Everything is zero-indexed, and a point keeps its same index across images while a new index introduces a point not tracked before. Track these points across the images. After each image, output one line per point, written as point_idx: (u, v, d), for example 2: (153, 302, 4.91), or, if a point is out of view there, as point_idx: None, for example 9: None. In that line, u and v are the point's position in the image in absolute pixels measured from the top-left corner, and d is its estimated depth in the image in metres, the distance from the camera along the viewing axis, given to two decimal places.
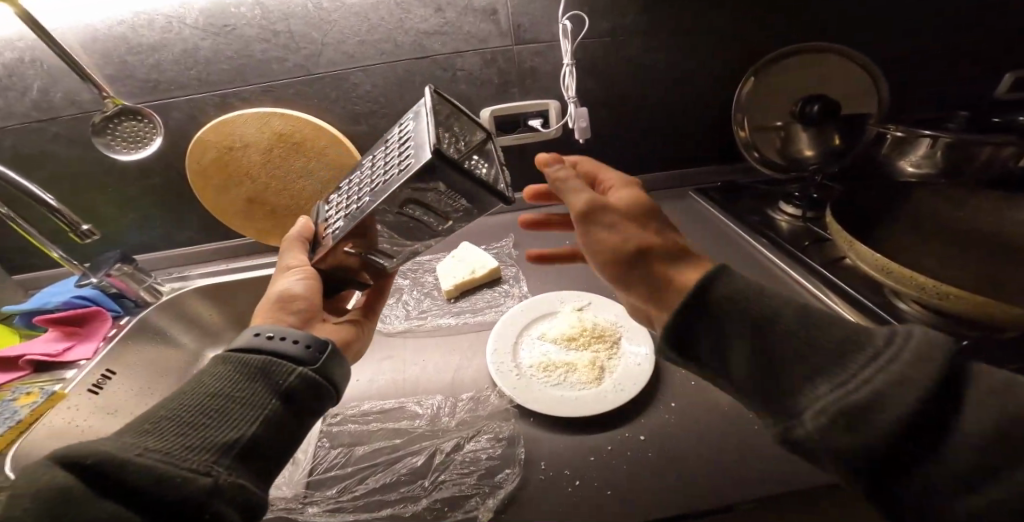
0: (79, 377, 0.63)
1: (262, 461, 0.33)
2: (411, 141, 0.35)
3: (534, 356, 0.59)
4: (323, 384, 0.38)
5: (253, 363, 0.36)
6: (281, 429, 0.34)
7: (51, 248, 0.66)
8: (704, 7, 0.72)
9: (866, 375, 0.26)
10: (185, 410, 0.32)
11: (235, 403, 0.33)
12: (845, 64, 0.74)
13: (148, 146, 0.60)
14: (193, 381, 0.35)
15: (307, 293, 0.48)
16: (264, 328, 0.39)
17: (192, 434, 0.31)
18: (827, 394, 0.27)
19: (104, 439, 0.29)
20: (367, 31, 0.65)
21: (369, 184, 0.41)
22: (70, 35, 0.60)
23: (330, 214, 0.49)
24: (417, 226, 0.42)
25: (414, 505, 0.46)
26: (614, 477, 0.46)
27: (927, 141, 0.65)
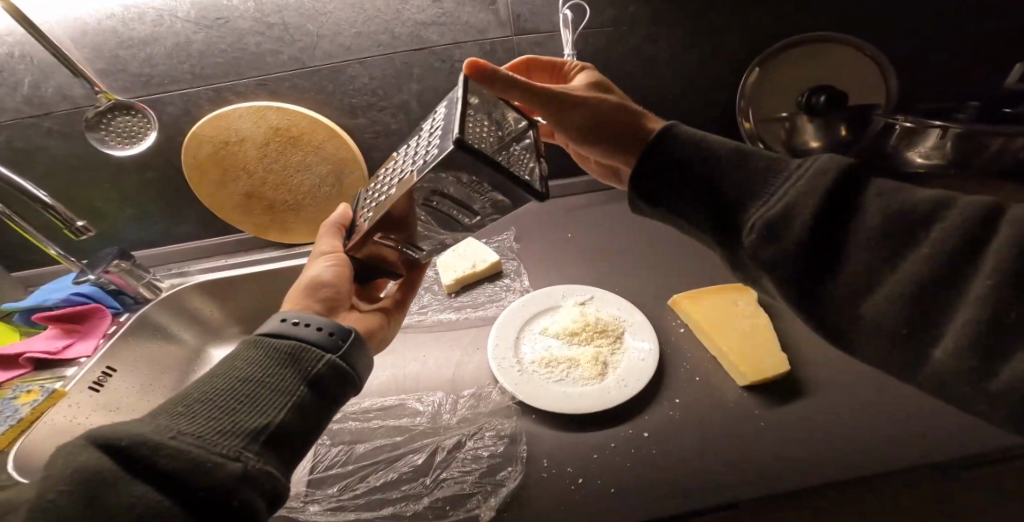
0: (80, 375, 0.63)
1: (289, 447, 0.33)
2: (443, 127, 0.35)
3: (536, 352, 0.59)
4: (348, 373, 0.39)
5: (283, 348, 0.37)
6: (308, 416, 0.35)
7: (48, 246, 0.65)
8: (703, 7, 0.70)
9: (785, 191, 0.30)
10: (216, 395, 0.32)
11: (264, 388, 0.34)
12: (853, 53, 0.73)
13: (142, 141, 0.60)
14: (222, 365, 0.35)
15: (338, 283, 0.49)
16: (295, 314, 0.41)
17: (225, 417, 0.31)
18: (758, 214, 0.31)
19: (136, 422, 0.28)
20: (363, 22, 0.64)
21: (401, 172, 0.41)
22: (59, 29, 0.59)
23: (367, 201, 0.50)
24: (447, 218, 0.41)
25: (415, 504, 0.46)
26: (617, 474, 0.46)
27: (937, 131, 0.62)
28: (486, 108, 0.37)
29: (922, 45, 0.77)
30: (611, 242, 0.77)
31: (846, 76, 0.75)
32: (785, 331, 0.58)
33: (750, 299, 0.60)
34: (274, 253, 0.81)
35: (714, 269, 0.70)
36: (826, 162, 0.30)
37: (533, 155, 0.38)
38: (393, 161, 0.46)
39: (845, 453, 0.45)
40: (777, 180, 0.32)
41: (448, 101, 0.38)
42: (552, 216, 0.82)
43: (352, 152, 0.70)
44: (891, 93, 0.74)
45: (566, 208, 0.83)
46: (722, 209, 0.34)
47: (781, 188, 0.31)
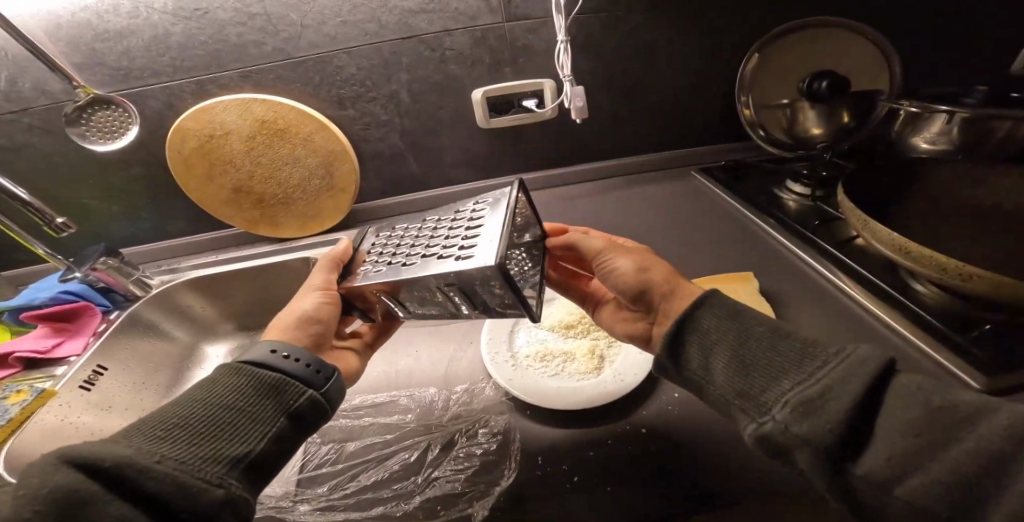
0: (70, 374, 0.61)
1: (267, 475, 0.35)
2: (481, 237, 0.42)
3: (532, 345, 0.58)
4: (329, 406, 0.40)
5: (266, 380, 0.37)
6: (286, 447, 0.36)
7: (34, 244, 0.64)
8: (704, 7, 0.70)
9: (821, 375, 0.31)
10: (196, 420, 0.33)
11: (245, 418, 0.35)
12: (855, 39, 0.71)
13: (123, 136, 0.58)
14: (203, 389, 0.36)
15: (327, 318, 0.49)
16: (285, 345, 0.41)
17: (205, 444, 0.32)
18: (790, 391, 0.32)
19: (118, 443, 0.30)
20: (349, 11, 0.62)
21: (421, 250, 0.46)
22: (33, 23, 0.58)
23: (375, 249, 0.52)
24: (446, 307, 0.47)
25: (407, 504, 0.45)
26: (614, 472, 0.44)
27: (943, 116, 0.62)
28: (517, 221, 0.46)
29: (926, 40, 0.77)
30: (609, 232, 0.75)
31: (849, 61, 0.72)
32: (791, 318, 0.56)
33: (752, 289, 0.59)
34: (267, 248, 0.80)
35: (718, 258, 0.68)
36: (869, 352, 0.31)
37: (531, 271, 0.47)
38: (416, 230, 0.51)
39: None
40: (812, 362, 0.33)
41: (490, 209, 0.46)
42: (548, 208, 0.81)
43: (341, 144, 0.69)
44: (897, 76, 0.71)
45: (562, 200, 0.83)
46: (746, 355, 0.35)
47: (820, 372, 0.31)
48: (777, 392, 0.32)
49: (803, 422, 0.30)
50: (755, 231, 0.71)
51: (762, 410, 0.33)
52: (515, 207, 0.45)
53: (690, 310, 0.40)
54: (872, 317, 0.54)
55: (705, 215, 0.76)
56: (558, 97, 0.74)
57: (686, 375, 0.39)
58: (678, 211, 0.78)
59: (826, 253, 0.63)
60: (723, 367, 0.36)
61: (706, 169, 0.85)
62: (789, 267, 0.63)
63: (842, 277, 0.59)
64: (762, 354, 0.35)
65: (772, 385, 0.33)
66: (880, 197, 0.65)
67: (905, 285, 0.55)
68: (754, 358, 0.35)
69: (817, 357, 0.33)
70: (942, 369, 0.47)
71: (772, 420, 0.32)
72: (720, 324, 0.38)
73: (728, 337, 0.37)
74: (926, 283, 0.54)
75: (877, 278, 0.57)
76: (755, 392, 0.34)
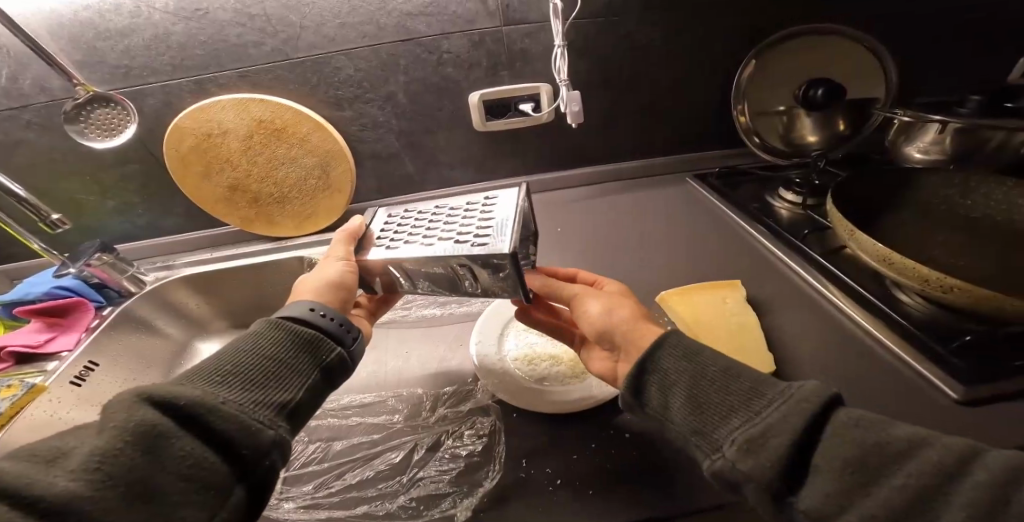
0: (61, 370, 0.61)
1: (304, 423, 0.35)
2: (494, 226, 0.46)
3: (519, 348, 0.58)
4: (352, 365, 0.41)
5: (305, 335, 0.38)
6: (318, 399, 0.37)
7: (30, 240, 0.64)
8: (704, 19, 0.72)
9: (766, 413, 0.30)
10: (247, 367, 0.34)
11: (288, 369, 0.35)
12: (851, 46, 0.70)
13: (122, 134, 0.58)
14: (247, 341, 0.36)
15: (351, 286, 0.47)
16: (323, 306, 0.41)
17: (257, 390, 0.33)
18: (739, 428, 0.31)
19: (180, 384, 0.31)
20: (348, 13, 0.63)
21: (437, 234, 0.48)
22: (34, 21, 0.58)
23: (390, 229, 0.53)
24: (455, 287, 0.48)
25: (391, 502, 0.44)
26: (598, 477, 0.44)
27: (935, 127, 0.63)
28: (528, 215, 0.50)
29: (923, 55, 0.78)
30: (602, 238, 0.75)
31: (847, 69, 0.72)
32: (778, 326, 0.56)
33: (739, 297, 0.59)
34: (264, 246, 0.80)
35: (711, 264, 0.68)
36: (812, 389, 0.30)
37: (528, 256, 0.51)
38: (429, 219, 0.52)
39: None
40: (760, 398, 0.32)
41: (500, 205, 0.49)
42: (543, 212, 0.82)
43: (338, 145, 0.69)
44: (895, 83, 0.70)
45: (557, 205, 0.83)
46: (700, 388, 0.34)
47: (765, 408, 0.31)
48: (727, 429, 0.31)
49: (748, 459, 0.29)
50: (747, 238, 0.72)
51: (709, 442, 0.32)
52: (526, 204, 0.49)
53: (648, 348, 0.38)
54: (852, 322, 0.54)
55: (698, 221, 0.76)
56: (554, 100, 0.74)
57: (648, 412, 0.38)
58: (671, 217, 0.78)
59: (816, 262, 0.63)
60: (680, 407, 0.34)
61: (701, 175, 0.85)
62: (774, 275, 0.64)
63: (831, 287, 0.59)
64: (715, 391, 0.33)
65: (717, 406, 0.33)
66: (870, 204, 0.66)
67: (890, 294, 0.56)
68: (710, 398, 0.33)
69: (762, 397, 0.32)
70: (921, 376, 0.47)
71: (722, 456, 0.31)
72: (676, 364, 0.36)
73: (685, 377, 0.35)
74: (912, 293, 0.55)
75: (865, 288, 0.57)
76: (709, 428, 0.32)
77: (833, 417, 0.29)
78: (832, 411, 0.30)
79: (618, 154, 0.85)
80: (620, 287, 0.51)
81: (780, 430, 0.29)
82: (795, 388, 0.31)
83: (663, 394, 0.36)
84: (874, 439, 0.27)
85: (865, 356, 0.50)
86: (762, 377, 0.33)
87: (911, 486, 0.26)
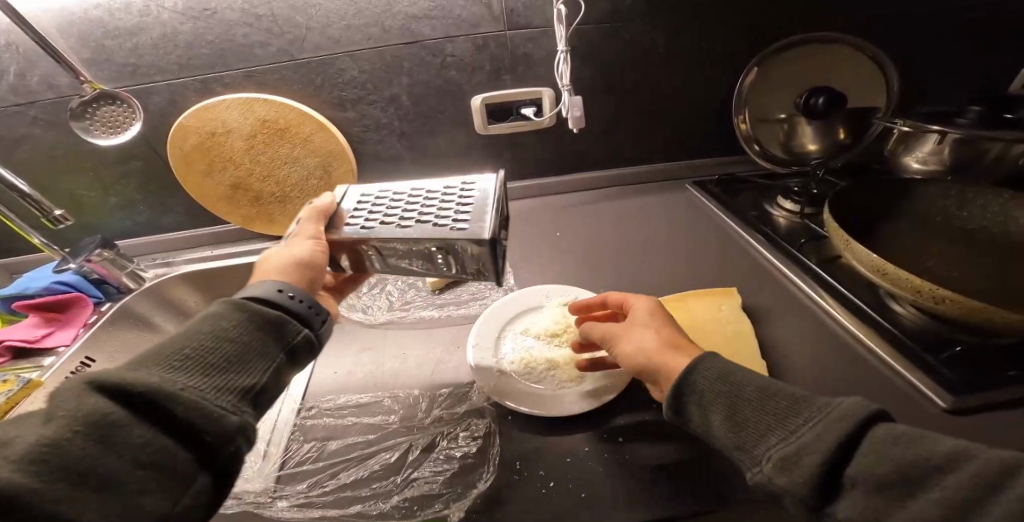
0: (57, 366, 0.61)
1: (270, 405, 0.35)
2: (473, 210, 0.47)
3: (516, 351, 0.57)
4: (320, 346, 0.40)
5: (270, 317, 0.37)
6: (284, 381, 0.36)
7: (32, 234, 0.64)
8: (707, 28, 0.72)
9: (803, 431, 0.32)
10: (207, 351, 0.33)
11: (251, 352, 0.34)
12: (852, 54, 0.70)
13: (126, 132, 0.58)
14: (207, 322, 0.35)
15: (321, 266, 0.46)
16: (292, 287, 0.40)
17: (218, 375, 0.32)
18: (776, 446, 0.32)
19: (135, 371, 0.30)
20: (354, 14, 0.63)
21: (414, 214, 0.48)
22: (44, 19, 0.58)
23: (361, 203, 0.51)
24: (429, 266, 0.50)
25: (385, 503, 0.44)
26: (590, 475, 0.45)
27: (935, 137, 0.64)
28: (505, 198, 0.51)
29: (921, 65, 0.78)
30: (600, 243, 0.75)
31: (848, 77, 0.72)
32: (772, 332, 0.56)
33: (735, 305, 0.58)
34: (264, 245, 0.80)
35: (709, 271, 0.68)
36: (851, 405, 0.31)
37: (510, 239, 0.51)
38: (403, 197, 0.51)
39: None
40: (797, 417, 0.33)
41: (478, 194, 0.49)
42: (543, 217, 0.82)
43: (340, 146, 0.70)
44: (896, 94, 0.71)
45: (557, 209, 0.83)
46: (737, 405, 0.36)
47: (802, 427, 0.32)
48: (765, 446, 0.33)
49: (783, 475, 0.31)
50: (745, 245, 0.72)
51: (750, 458, 0.34)
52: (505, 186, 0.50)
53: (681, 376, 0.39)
54: (844, 332, 0.54)
55: (697, 229, 0.76)
56: (556, 105, 0.74)
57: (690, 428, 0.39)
58: (671, 223, 0.78)
59: (812, 271, 0.63)
60: (719, 425, 0.36)
61: (700, 183, 0.85)
62: (769, 283, 0.64)
63: (825, 296, 0.59)
64: (753, 409, 0.35)
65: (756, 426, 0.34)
66: (869, 214, 0.66)
67: (883, 304, 0.56)
68: (747, 416, 0.35)
69: (800, 416, 0.33)
70: (912, 386, 0.47)
71: (761, 471, 0.32)
72: (712, 385, 0.37)
73: (723, 399, 0.36)
74: (905, 303, 0.54)
75: (860, 298, 0.57)
76: (750, 444, 0.34)
77: (870, 432, 0.30)
78: (871, 426, 0.30)
79: (620, 159, 0.86)
80: (648, 303, 0.50)
81: (816, 447, 0.30)
82: (834, 406, 0.32)
83: (701, 412, 0.38)
84: (911, 455, 0.28)
85: (857, 365, 0.50)
86: (801, 396, 0.34)
87: (945, 504, 0.26)
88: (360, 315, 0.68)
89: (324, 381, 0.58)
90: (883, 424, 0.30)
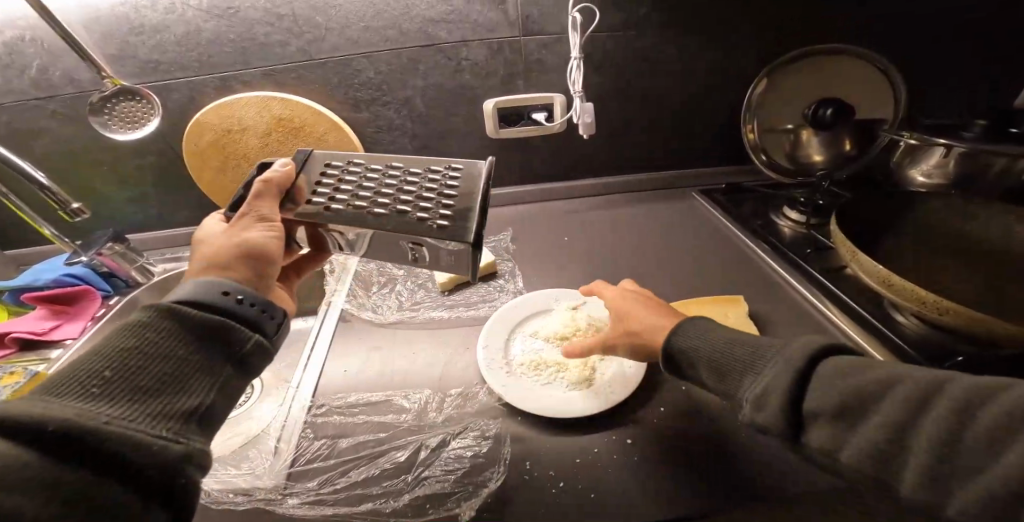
0: (65, 357, 0.63)
1: (218, 424, 0.32)
2: (454, 207, 0.46)
3: (526, 353, 0.58)
4: (271, 352, 0.38)
5: (211, 323, 0.33)
6: (232, 395, 0.34)
7: (42, 225, 0.64)
8: (720, 40, 0.74)
9: (767, 372, 0.36)
10: (134, 372, 0.29)
11: (189, 368, 0.31)
12: (863, 67, 0.71)
13: (144, 127, 0.58)
14: (127, 337, 0.31)
15: (274, 252, 0.44)
16: (239, 288, 0.37)
17: (151, 400, 0.29)
18: (750, 390, 0.36)
19: (44, 404, 0.25)
20: (373, 16, 0.64)
21: (390, 203, 0.47)
22: (71, 15, 0.59)
23: (327, 182, 0.49)
24: (403, 257, 0.49)
25: (396, 501, 0.45)
26: (599, 478, 0.45)
27: (941, 150, 0.64)
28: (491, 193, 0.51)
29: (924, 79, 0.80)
30: (608, 248, 0.76)
31: (857, 90, 0.73)
32: None
33: (742, 313, 0.59)
34: None
35: (716, 279, 0.68)
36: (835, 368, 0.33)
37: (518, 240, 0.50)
38: (377, 177, 0.49)
39: None
40: (763, 361, 0.37)
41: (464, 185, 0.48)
42: (551, 221, 0.82)
43: (354, 145, 0.70)
44: (903, 102, 0.71)
45: (565, 214, 0.84)
46: (711, 360, 0.40)
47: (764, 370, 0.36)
48: (741, 390, 0.37)
49: (761, 413, 0.35)
50: (750, 254, 0.73)
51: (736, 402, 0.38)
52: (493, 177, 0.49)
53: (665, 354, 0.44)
54: (849, 342, 0.55)
55: (703, 236, 0.77)
56: (568, 111, 0.75)
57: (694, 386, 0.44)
58: (678, 230, 0.79)
59: (817, 281, 0.64)
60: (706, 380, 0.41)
61: (706, 191, 0.85)
62: (775, 291, 0.65)
63: (830, 305, 0.60)
64: (726, 359, 0.39)
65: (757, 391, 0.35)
66: (875, 225, 0.67)
67: (887, 314, 0.57)
68: (722, 368, 0.39)
69: (766, 358, 0.37)
70: None
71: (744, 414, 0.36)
72: (686, 350, 0.42)
73: (699, 358, 0.41)
74: (908, 314, 0.55)
75: (864, 308, 0.58)
76: (731, 392, 0.39)
77: (823, 363, 0.34)
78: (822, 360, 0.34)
79: (629, 166, 0.87)
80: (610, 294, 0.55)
81: (778, 379, 0.35)
82: (792, 343, 0.36)
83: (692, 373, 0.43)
84: None
85: None
86: (767, 344, 0.38)
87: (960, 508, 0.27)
88: (370, 313, 0.68)
89: (334, 379, 0.59)
90: (832, 357, 0.34)
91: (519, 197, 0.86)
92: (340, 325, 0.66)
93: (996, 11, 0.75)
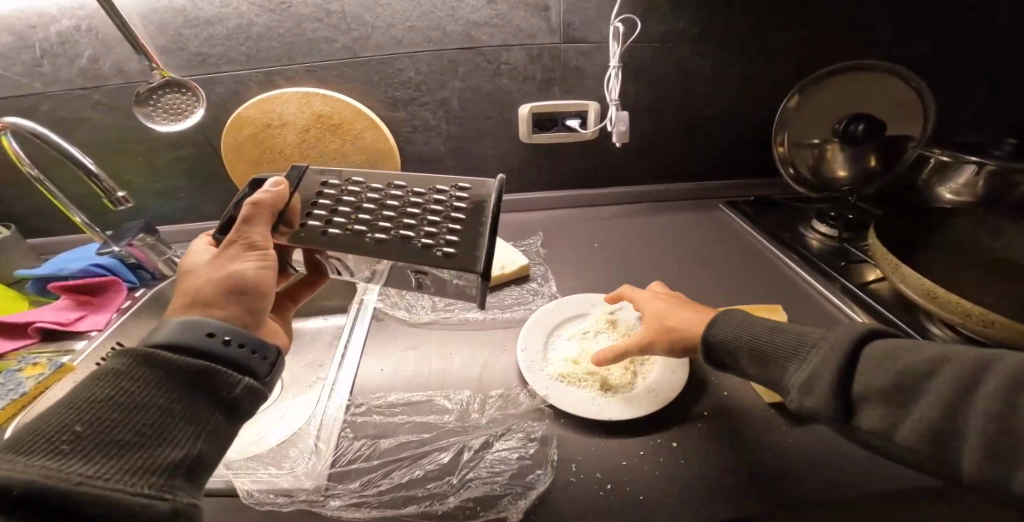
0: (91, 349, 0.61)
1: (207, 472, 0.31)
2: (461, 230, 0.43)
3: (566, 356, 0.57)
4: (264, 393, 0.36)
5: (195, 370, 0.31)
6: (222, 442, 0.32)
7: (74, 213, 0.63)
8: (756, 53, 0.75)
9: (811, 356, 0.38)
10: (110, 425, 0.28)
11: (173, 418, 0.30)
12: (893, 85, 0.73)
13: (188, 118, 0.58)
14: (102, 386, 0.29)
15: (268, 286, 0.43)
16: (226, 328, 0.35)
17: (130, 455, 0.27)
18: (795, 375, 0.39)
19: (10, 464, 0.24)
20: (419, 17, 0.65)
21: (393, 225, 0.44)
22: (130, 6, 0.59)
23: (322, 199, 0.45)
24: (407, 278, 0.48)
25: (443, 503, 0.44)
26: (647, 482, 0.45)
27: (972, 169, 0.67)
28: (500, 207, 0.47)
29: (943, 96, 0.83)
30: (637, 255, 0.76)
31: (887, 107, 0.75)
32: None
33: (781, 320, 0.59)
34: None
35: (747, 289, 0.69)
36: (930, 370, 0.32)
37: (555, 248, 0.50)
38: (378, 196, 0.45)
39: (883, 475, 0.44)
40: (805, 348, 0.39)
41: (472, 208, 0.44)
42: (579, 228, 0.83)
43: (390, 144, 0.70)
44: (931, 122, 0.73)
45: (592, 220, 0.84)
46: (760, 348, 0.43)
47: (809, 354, 0.39)
48: (787, 376, 0.40)
49: (807, 399, 0.37)
50: (779, 264, 0.73)
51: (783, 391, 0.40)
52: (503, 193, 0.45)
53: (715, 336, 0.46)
54: None
55: (732, 245, 0.78)
56: (602, 119, 0.76)
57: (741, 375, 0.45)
58: (706, 239, 0.80)
59: (849, 291, 0.64)
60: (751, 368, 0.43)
61: (732, 203, 0.86)
62: (808, 301, 0.66)
63: (863, 315, 0.61)
64: (771, 345, 0.42)
65: (825, 385, 0.36)
66: (906, 239, 0.68)
67: (922, 325, 0.58)
68: (770, 355, 0.42)
69: (808, 344, 0.39)
70: None
71: (789, 401, 0.38)
72: (733, 338, 0.45)
73: (744, 346, 0.44)
74: (942, 325, 0.57)
75: (899, 318, 0.59)
76: (777, 378, 0.41)
77: (867, 346, 0.36)
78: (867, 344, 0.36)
79: (658, 174, 0.88)
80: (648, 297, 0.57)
81: (820, 368, 0.37)
82: (833, 331, 0.38)
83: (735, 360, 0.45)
84: None
85: None
86: (809, 332, 0.40)
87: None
88: (403, 312, 0.68)
89: (370, 378, 0.58)
90: (878, 342, 0.36)
91: (547, 202, 0.86)
92: (373, 324, 0.66)
93: (1012, 33, 0.77)
